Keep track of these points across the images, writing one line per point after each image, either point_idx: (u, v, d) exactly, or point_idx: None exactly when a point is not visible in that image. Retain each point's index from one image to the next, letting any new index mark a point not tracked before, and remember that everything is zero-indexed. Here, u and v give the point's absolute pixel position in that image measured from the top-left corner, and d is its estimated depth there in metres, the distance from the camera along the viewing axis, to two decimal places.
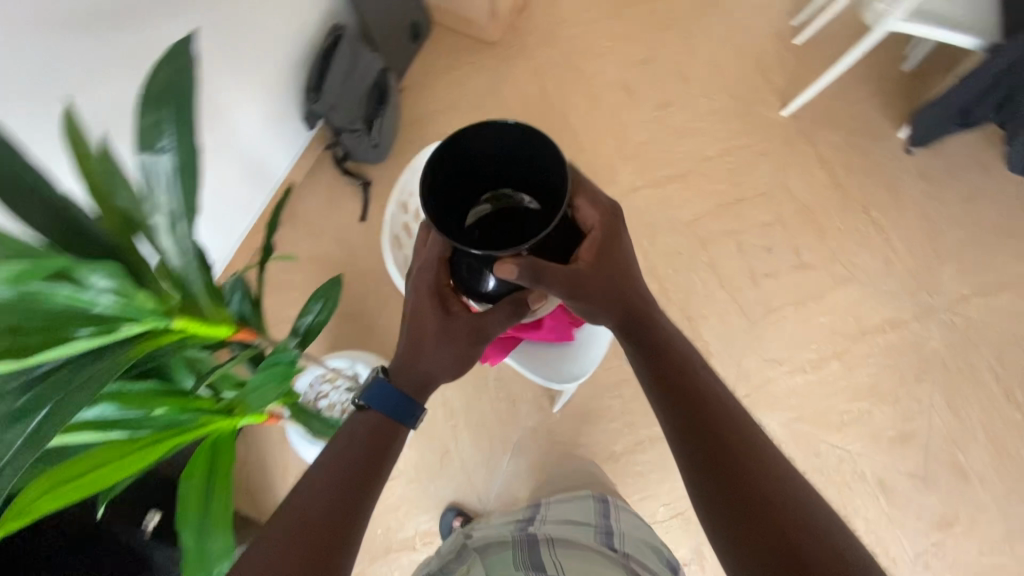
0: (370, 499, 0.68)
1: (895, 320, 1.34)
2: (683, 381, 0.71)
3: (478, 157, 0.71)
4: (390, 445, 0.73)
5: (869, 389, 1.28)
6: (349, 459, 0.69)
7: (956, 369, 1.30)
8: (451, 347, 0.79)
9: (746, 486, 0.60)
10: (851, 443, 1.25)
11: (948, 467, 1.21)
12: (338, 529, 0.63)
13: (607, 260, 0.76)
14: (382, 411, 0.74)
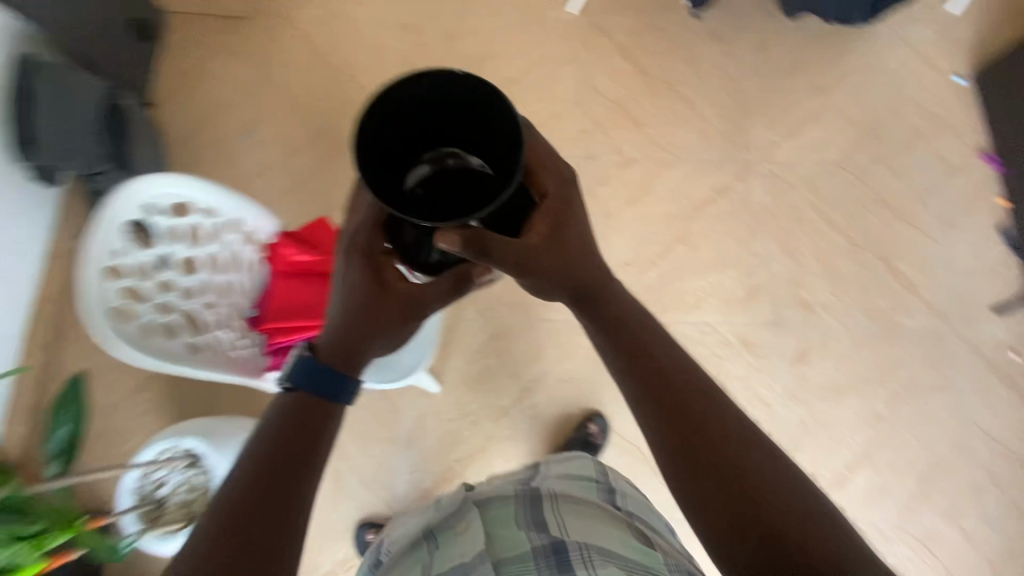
0: (309, 483, 0.64)
1: (721, 188, 1.38)
2: (654, 362, 0.68)
3: (422, 103, 0.53)
4: (324, 420, 0.68)
5: (714, 261, 1.33)
6: (282, 445, 0.64)
7: (784, 214, 1.37)
8: (379, 323, 0.68)
9: (724, 461, 0.60)
10: (712, 316, 1.30)
11: (798, 306, 1.30)
12: (273, 523, 0.59)
13: (567, 237, 0.65)
14: (306, 390, 0.68)
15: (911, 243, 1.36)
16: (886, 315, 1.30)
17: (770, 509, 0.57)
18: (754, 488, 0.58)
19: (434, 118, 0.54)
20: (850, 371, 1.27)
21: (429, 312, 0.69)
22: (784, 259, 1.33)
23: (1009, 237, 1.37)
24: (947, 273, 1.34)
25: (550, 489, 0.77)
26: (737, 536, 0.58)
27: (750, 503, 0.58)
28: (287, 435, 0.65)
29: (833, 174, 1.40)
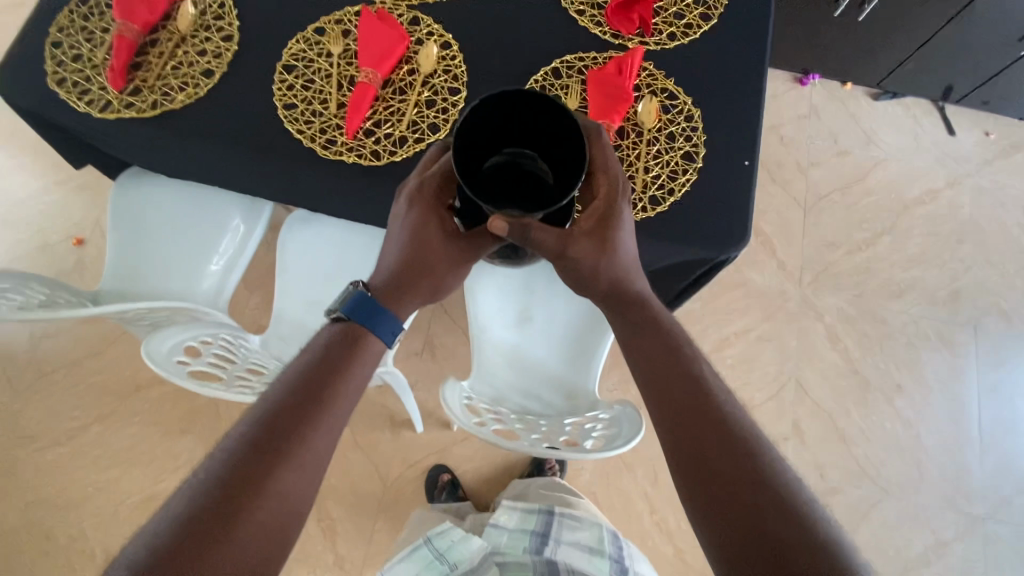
0: (313, 431, 0.53)
1: (829, 339, 1.29)
2: (670, 354, 0.61)
3: (531, 112, 0.48)
4: (346, 375, 0.57)
5: (913, 371, 1.28)
6: (308, 383, 0.55)
7: (859, 284, 1.33)
8: (436, 273, 0.62)
9: (720, 444, 0.53)
10: (967, 393, 1.28)
11: (955, 303, 1.33)
12: (270, 469, 0.50)
13: (603, 234, 0.58)
14: (366, 328, 0.61)
15: (888, 177, 1.43)
16: (960, 224, 1.39)
17: (754, 505, 0.48)
18: (757, 488, 0.49)
19: (540, 128, 0.49)
20: (1015, 277, 1.36)
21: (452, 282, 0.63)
22: (907, 301, 1.33)
23: (889, 93, 1.48)
24: (920, 158, 1.45)
25: (568, 566, 0.80)
26: (714, 499, 0.50)
27: (737, 496, 0.49)
28: (297, 392, 0.55)
29: (816, 220, 1.38)
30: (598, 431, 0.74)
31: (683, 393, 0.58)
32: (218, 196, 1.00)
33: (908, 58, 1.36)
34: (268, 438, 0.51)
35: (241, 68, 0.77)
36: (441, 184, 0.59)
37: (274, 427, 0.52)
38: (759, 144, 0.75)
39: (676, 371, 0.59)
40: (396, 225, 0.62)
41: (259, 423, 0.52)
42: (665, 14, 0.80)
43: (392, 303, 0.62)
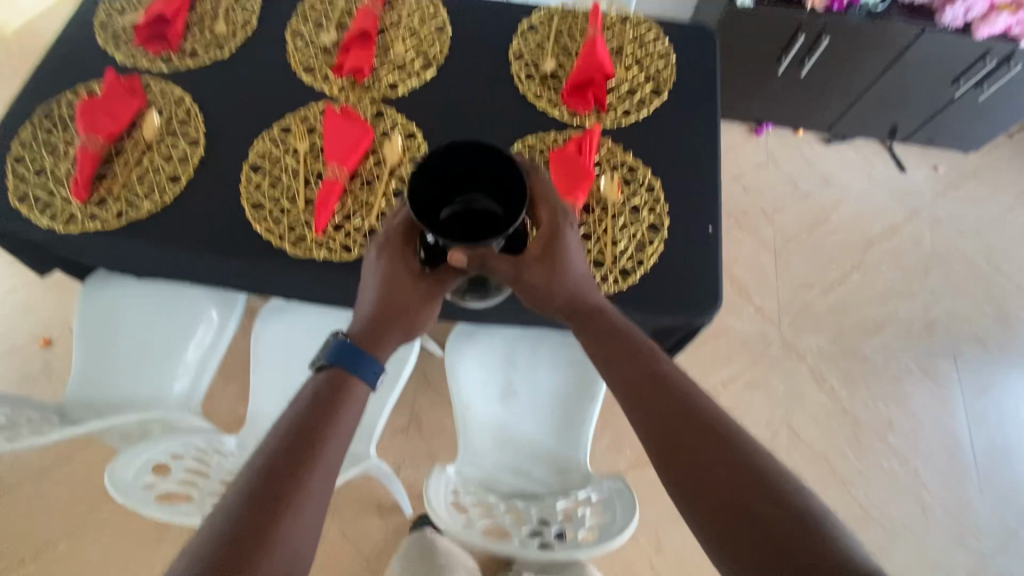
0: (300, 498, 0.49)
1: (815, 380, 1.29)
2: (641, 359, 0.59)
3: (475, 154, 0.53)
4: (330, 427, 0.54)
5: (901, 405, 1.28)
6: (302, 430, 0.53)
7: (836, 322, 1.35)
8: (408, 311, 0.61)
9: (712, 456, 0.50)
10: (956, 422, 1.28)
11: (931, 332, 1.35)
12: (256, 551, 0.45)
13: (553, 257, 0.59)
14: (349, 371, 0.58)
15: (850, 215, 1.48)
16: (924, 255, 1.44)
17: (748, 508, 0.47)
18: (761, 495, 0.47)
19: (485, 170, 0.54)
20: (985, 302, 1.39)
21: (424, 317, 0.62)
22: (884, 334, 1.35)
23: (839, 137, 1.56)
24: (877, 195, 1.51)
25: None
26: (723, 520, 0.47)
27: (744, 510, 0.47)
28: (289, 440, 0.52)
29: (787, 262, 1.41)
30: (592, 520, 0.70)
31: (659, 399, 0.56)
32: (189, 293, 0.98)
33: (852, 105, 1.45)
34: (252, 514, 0.47)
35: (208, 172, 0.78)
36: (405, 232, 0.60)
37: (259, 501, 0.48)
38: (721, 209, 0.77)
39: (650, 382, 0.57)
40: (366, 274, 0.62)
41: (240, 505, 0.47)
42: (618, 92, 0.84)
43: (371, 345, 0.60)
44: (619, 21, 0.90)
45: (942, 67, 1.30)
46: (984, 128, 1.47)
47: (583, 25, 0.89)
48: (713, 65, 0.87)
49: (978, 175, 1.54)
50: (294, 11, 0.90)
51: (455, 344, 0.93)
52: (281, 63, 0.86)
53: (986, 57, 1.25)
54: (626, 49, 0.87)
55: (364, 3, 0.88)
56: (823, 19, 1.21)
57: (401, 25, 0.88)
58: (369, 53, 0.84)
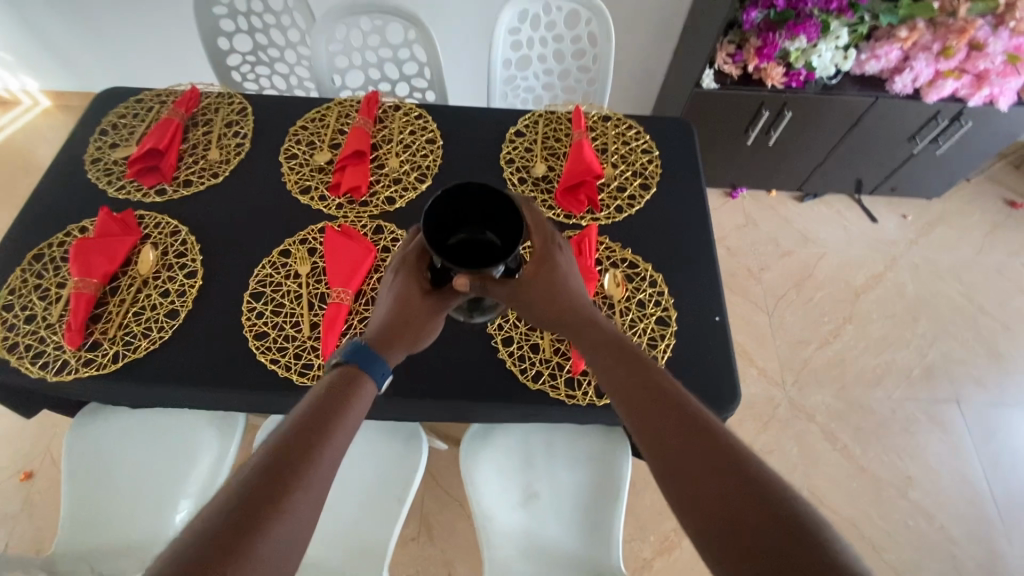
0: (288, 504, 0.44)
1: (828, 439, 1.28)
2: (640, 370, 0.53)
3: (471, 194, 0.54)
4: (330, 428, 0.50)
5: (915, 458, 1.27)
6: (301, 439, 0.48)
7: (838, 377, 1.36)
8: (418, 317, 0.58)
9: (708, 461, 0.45)
10: (973, 469, 1.27)
11: (930, 378, 1.37)
12: (231, 558, 0.40)
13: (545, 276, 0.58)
14: (361, 368, 0.54)
15: (833, 268, 1.52)
16: (909, 302, 1.47)
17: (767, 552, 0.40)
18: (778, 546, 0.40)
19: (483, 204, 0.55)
20: (976, 344, 1.42)
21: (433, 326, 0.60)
22: (886, 385, 1.35)
23: (811, 194, 1.64)
24: (855, 247, 1.56)
25: None
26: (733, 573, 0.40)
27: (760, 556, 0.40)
28: (287, 451, 0.47)
29: (781, 321, 1.43)
30: None
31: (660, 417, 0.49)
32: (184, 424, 0.93)
33: (819, 165, 1.53)
34: (233, 521, 0.42)
35: (207, 304, 0.76)
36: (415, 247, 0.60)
37: (242, 505, 0.43)
38: (724, 299, 0.78)
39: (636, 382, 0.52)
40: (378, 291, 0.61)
41: (220, 515, 0.42)
42: (608, 189, 0.87)
43: (382, 348, 0.57)
44: (601, 120, 0.94)
45: (898, 127, 1.39)
46: (943, 178, 1.56)
47: (567, 127, 0.93)
48: (695, 157, 0.92)
49: (945, 220, 1.62)
50: (286, 134, 0.93)
51: (469, 449, 0.90)
52: (278, 187, 0.87)
53: (937, 116, 1.35)
54: (611, 147, 0.90)
55: (356, 122, 0.91)
56: (784, 95, 1.29)
57: (392, 140, 0.91)
58: (363, 170, 0.86)
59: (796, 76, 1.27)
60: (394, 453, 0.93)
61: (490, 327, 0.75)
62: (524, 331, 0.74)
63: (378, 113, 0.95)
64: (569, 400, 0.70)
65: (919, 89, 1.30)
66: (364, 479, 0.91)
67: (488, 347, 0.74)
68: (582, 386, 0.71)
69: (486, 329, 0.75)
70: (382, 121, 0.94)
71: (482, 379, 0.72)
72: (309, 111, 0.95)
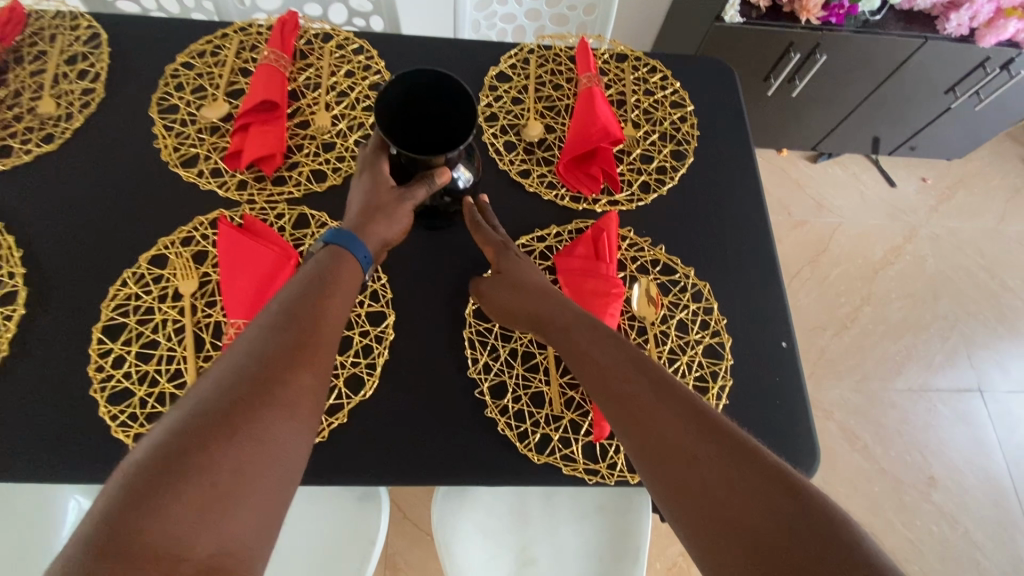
0: (288, 384, 0.37)
1: (846, 439, 1.14)
2: (625, 360, 0.42)
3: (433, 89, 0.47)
4: (326, 305, 0.42)
5: (937, 456, 1.15)
6: (300, 311, 0.41)
7: (857, 366, 1.21)
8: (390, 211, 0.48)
9: (703, 441, 0.36)
10: (998, 466, 1.16)
11: (952, 366, 1.24)
12: (227, 441, 0.32)
13: (508, 281, 0.51)
14: (343, 248, 0.45)
15: (849, 241, 1.35)
16: (929, 278, 1.32)
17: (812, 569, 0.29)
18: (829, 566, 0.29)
19: (439, 104, 0.48)
20: (998, 323, 1.30)
21: (399, 227, 0.49)
22: (907, 376, 1.22)
23: (825, 155, 1.44)
24: (872, 216, 1.39)
25: None
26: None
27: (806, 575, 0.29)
28: (283, 323, 0.40)
29: (794, 304, 1.26)
30: None
31: (653, 416, 0.38)
32: (32, 493, 0.66)
33: (841, 122, 1.32)
34: (228, 402, 0.34)
35: (36, 348, 0.50)
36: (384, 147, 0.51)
37: (233, 389, 0.35)
38: (791, 317, 0.57)
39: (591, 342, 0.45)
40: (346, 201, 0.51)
41: (212, 392, 0.34)
42: (630, 158, 0.63)
43: (363, 226, 0.47)
44: (613, 60, 0.69)
45: (939, 76, 1.18)
46: (972, 137, 1.38)
47: (569, 68, 0.67)
48: (741, 115, 0.68)
49: (965, 184, 1.46)
50: (161, 76, 0.63)
51: (443, 514, 0.68)
52: (147, 157, 0.58)
53: (985, 65, 1.15)
54: (632, 98, 0.66)
55: (265, 56, 0.62)
56: (819, 33, 1.05)
57: (321, 85, 0.63)
58: (277, 129, 0.58)
59: (837, 9, 1.04)
60: (344, 514, 0.71)
61: (473, 370, 0.52)
62: (522, 375, 0.51)
63: (299, 45, 0.66)
64: (590, 478, 0.49)
65: (972, 30, 1.08)
66: (305, 550, 0.69)
67: (471, 400, 0.51)
68: (608, 455, 0.50)
69: (466, 373, 0.52)
70: (305, 56, 0.65)
71: (463, 448, 0.49)
72: (194, 41, 0.65)
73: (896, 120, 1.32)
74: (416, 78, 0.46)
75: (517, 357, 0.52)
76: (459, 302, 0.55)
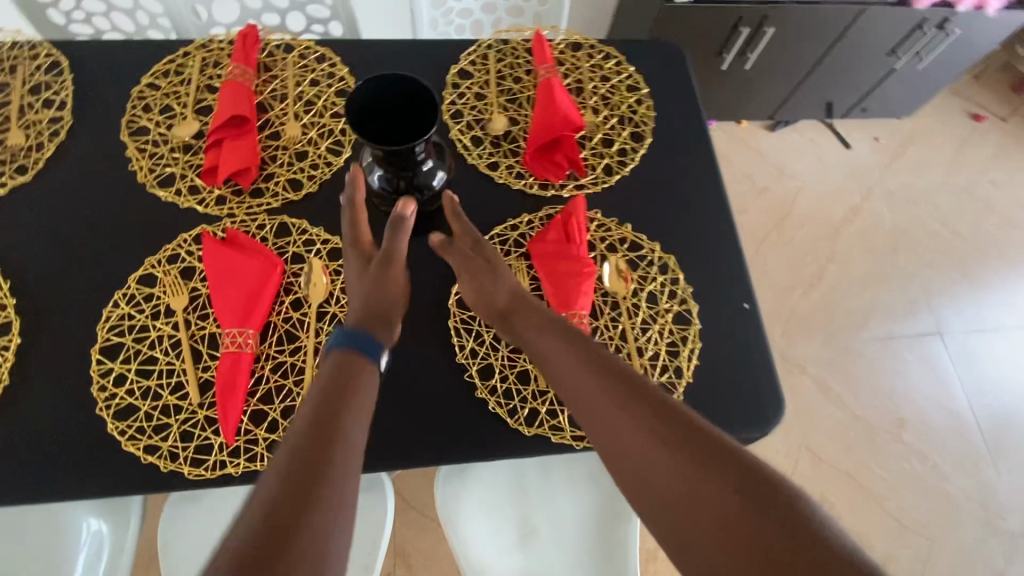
0: (336, 482, 0.34)
1: (821, 391, 1.21)
2: (612, 376, 0.44)
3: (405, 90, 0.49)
4: (353, 398, 0.40)
5: (905, 398, 1.22)
6: (332, 399, 0.39)
7: (826, 322, 1.28)
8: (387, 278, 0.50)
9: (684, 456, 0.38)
10: (961, 403, 1.24)
11: (913, 313, 1.31)
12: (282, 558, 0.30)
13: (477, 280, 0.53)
14: (354, 354, 0.42)
15: (811, 203, 1.41)
16: (887, 233, 1.39)
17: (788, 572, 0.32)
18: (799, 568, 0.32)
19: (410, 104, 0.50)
20: (953, 270, 1.37)
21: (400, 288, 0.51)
22: (872, 326, 1.29)
23: (782, 123, 1.49)
24: (831, 178, 1.45)
25: None
26: None
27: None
28: (320, 416, 0.38)
29: (763, 269, 1.32)
30: None
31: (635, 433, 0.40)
32: (44, 515, 0.67)
33: (794, 90, 1.37)
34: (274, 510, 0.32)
35: (37, 375, 0.51)
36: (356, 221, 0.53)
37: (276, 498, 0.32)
38: (751, 280, 0.61)
39: (611, 382, 0.43)
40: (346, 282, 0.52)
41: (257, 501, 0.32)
42: (592, 143, 0.66)
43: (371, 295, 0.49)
44: (569, 50, 0.71)
45: (882, 39, 1.24)
46: (917, 96, 1.45)
47: (527, 61, 0.70)
48: (693, 93, 0.72)
49: (915, 140, 1.53)
50: (126, 99, 0.64)
51: (446, 492, 0.72)
52: (124, 180, 0.60)
53: (922, 25, 1.20)
54: (589, 86, 0.69)
55: (229, 71, 0.64)
56: (766, 7, 1.09)
57: (287, 96, 0.65)
58: (250, 143, 0.60)
59: None
60: None
61: (460, 355, 0.55)
62: (507, 356, 0.55)
63: (262, 58, 0.67)
64: (578, 443, 0.53)
65: None
66: None
67: (462, 385, 0.54)
68: None
69: (455, 359, 0.55)
70: (269, 68, 0.67)
71: (459, 429, 0.53)
72: (156, 62, 0.66)
73: (846, 84, 1.37)
74: (398, 84, 0.49)
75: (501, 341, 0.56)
76: (443, 293, 0.58)
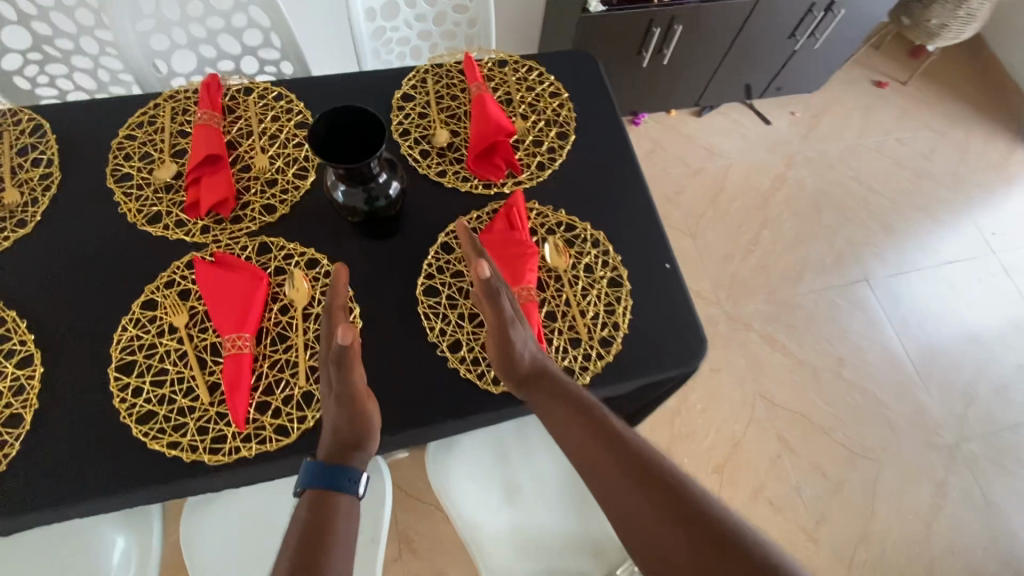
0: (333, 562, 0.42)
1: (768, 344, 1.34)
2: (587, 427, 0.51)
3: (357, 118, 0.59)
4: (335, 529, 0.44)
5: (842, 340, 1.36)
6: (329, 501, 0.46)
7: (766, 281, 1.41)
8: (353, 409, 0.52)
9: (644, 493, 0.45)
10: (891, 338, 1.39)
11: (842, 265, 1.46)
12: None
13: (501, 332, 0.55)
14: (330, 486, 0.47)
15: (741, 177, 1.55)
16: (811, 196, 1.55)
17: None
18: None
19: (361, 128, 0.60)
20: (872, 222, 1.53)
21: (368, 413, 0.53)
22: (807, 280, 1.43)
23: (707, 108, 1.64)
24: (756, 153, 1.60)
25: None
26: None
27: None
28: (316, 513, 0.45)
29: (705, 241, 1.45)
30: None
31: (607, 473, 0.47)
32: (70, 535, 0.74)
33: (712, 78, 1.51)
34: None
35: (62, 396, 0.58)
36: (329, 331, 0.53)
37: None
38: (670, 244, 0.73)
39: (587, 436, 0.51)
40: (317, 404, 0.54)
41: None
42: (524, 145, 0.77)
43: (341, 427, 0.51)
44: (496, 68, 0.82)
45: (780, 25, 1.39)
46: (821, 71, 1.61)
47: (460, 81, 0.80)
48: (606, 93, 0.83)
49: (827, 111, 1.70)
50: (108, 151, 0.72)
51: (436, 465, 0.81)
52: (116, 222, 0.68)
53: (812, 10, 1.36)
54: (517, 96, 0.80)
55: (198, 117, 0.72)
56: (672, 8, 1.23)
57: (253, 133, 0.74)
58: (225, 176, 0.69)
59: None
60: None
61: (431, 335, 0.64)
62: (472, 330, 0.65)
63: (226, 102, 0.76)
64: None
65: None
66: None
67: (436, 359, 0.64)
68: None
69: (427, 338, 0.65)
70: (233, 110, 0.75)
71: (437, 396, 0.62)
72: (130, 115, 0.74)
73: (757, 68, 1.52)
74: (351, 113, 0.59)
75: (464, 318, 0.65)
76: (410, 286, 0.67)
